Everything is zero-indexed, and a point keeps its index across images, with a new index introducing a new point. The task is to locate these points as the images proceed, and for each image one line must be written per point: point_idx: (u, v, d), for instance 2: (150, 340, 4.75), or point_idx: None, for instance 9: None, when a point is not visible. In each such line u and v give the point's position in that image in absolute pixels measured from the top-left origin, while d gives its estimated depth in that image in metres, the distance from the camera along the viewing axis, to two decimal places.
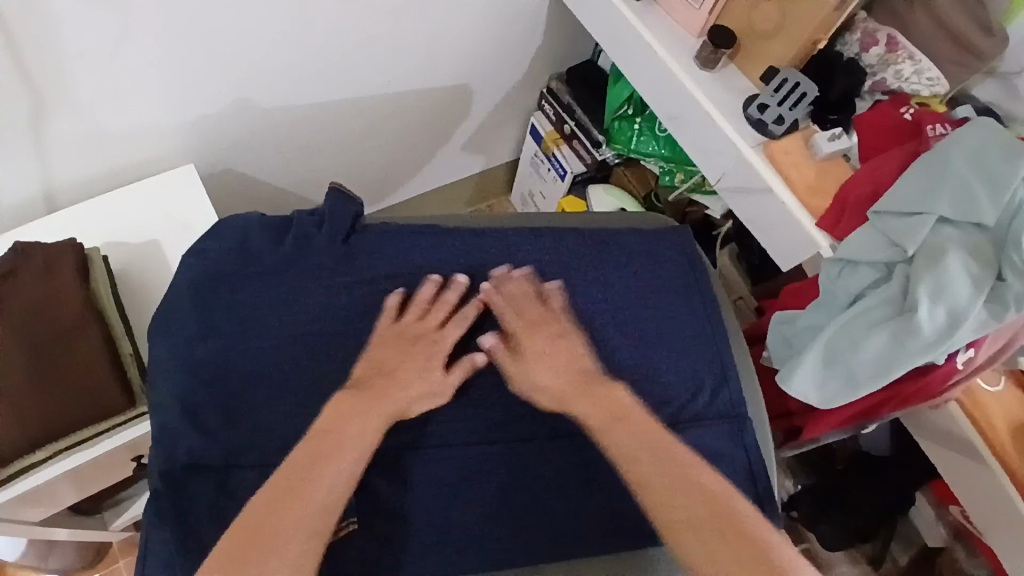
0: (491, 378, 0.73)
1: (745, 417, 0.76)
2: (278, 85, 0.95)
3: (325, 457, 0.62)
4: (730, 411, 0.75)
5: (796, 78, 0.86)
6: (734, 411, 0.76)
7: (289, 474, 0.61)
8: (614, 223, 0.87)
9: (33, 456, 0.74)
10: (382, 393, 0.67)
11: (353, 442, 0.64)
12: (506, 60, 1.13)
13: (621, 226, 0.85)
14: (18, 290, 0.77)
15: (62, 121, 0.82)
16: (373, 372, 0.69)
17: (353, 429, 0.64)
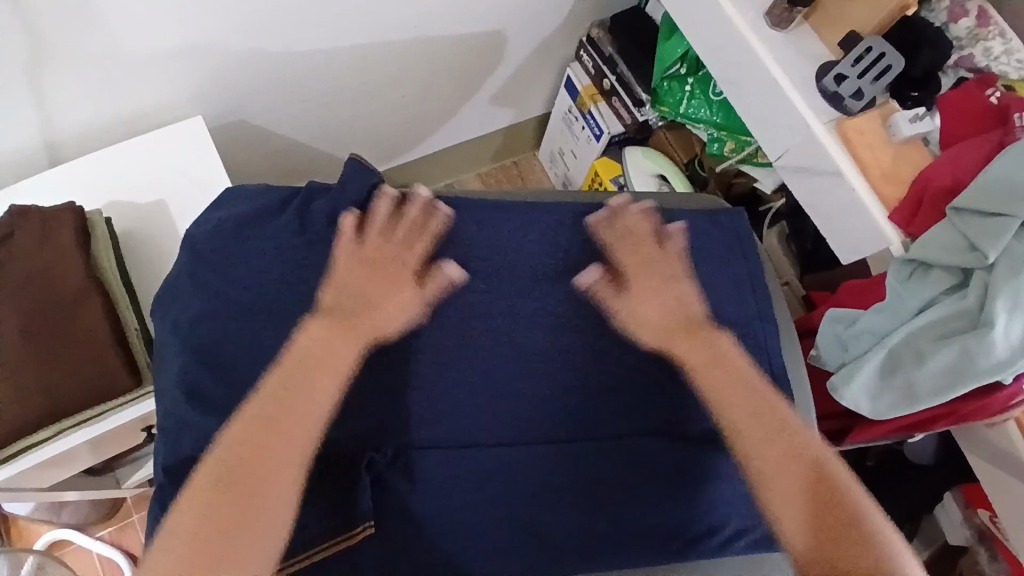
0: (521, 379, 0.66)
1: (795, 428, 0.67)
2: (293, 32, 0.85)
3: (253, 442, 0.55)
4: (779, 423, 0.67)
5: (881, 48, 0.75)
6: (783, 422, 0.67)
7: (228, 460, 0.54)
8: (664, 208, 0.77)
9: (36, 435, 0.69)
10: (338, 326, 0.61)
11: (319, 400, 0.58)
12: (547, 4, 1.01)
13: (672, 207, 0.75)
14: (17, 254, 0.71)
15: (57, 66, 0.73)
16: (348, 299, 0.63)
17: (319, 389, 0.58)
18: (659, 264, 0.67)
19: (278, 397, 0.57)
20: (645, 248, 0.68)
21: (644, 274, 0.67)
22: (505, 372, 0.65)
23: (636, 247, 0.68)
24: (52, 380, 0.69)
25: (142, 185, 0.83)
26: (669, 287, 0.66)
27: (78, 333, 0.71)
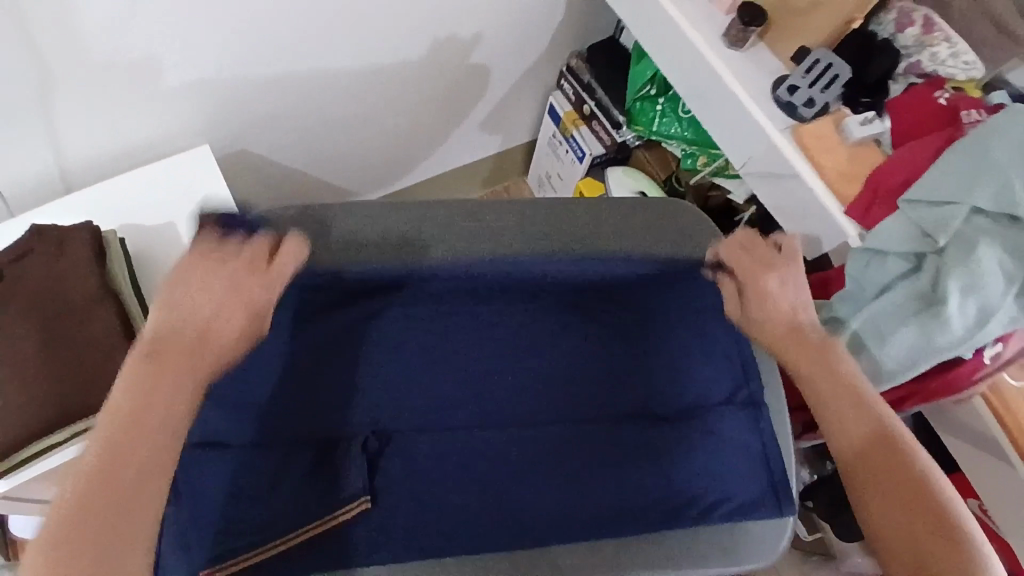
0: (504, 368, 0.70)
1: (762, 403, 0.72)
2: (291, 65, 0.93)
3: (106, 453, 0.50)
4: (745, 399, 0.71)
5: (829, 59, 0.83)
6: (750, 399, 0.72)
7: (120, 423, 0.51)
8: (623, 242, 0.77)
9: (52, 437, 0.72)
10: (171, 342, 0.56)
11: (174, 386, 0.54)
12: (524, 36, 1.10)
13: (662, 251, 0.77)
14: (31, 269, 0.76)
15: (73, 98, 0.80)
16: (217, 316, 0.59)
17: (177, 374, 0.55)
18: (769, 262, 0.68)
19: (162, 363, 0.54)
20: (757, 251, 0.69)
21: (759, 271, 0.68)
22: (488, 360, 0.69)
23: (753, 250, 0.69)
24: (68, 382, 0.74)
25: (150, 211, 0.89)
26: (779, 286, 0.67)
27: (92, 341, 0.75)
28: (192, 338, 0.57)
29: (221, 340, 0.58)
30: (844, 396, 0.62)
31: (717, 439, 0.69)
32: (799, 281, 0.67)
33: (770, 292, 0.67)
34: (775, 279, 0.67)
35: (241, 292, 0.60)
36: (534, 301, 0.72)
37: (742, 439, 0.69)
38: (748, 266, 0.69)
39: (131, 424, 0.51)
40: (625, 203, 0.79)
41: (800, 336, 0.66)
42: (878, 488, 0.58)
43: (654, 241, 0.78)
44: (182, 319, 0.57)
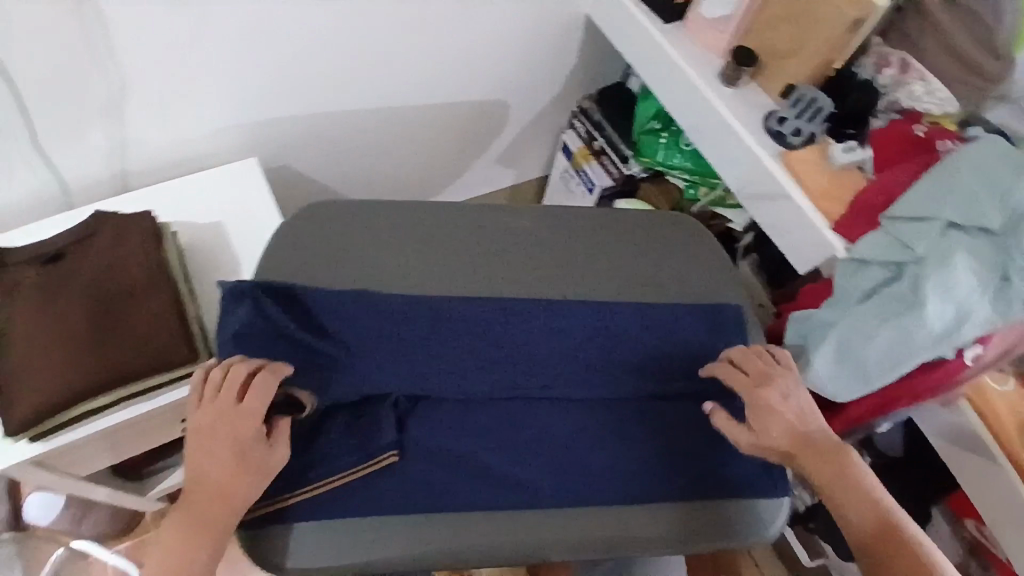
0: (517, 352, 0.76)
1: None
2: (334, 92, 1.04)
3: (173, 560, 0.59)
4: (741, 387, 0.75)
5: (812, 95, 0.93)
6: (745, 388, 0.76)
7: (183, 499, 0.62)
8: (639, 290, 0.80)
9: (101, 400, 0.80)
10: (194, 490, 0.62)
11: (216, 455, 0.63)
12: (539, 78, 1.21)
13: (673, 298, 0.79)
14: (96, 248, 0.84)
15: (140, 108, 0.91)
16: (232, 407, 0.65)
17: (216, 448, 0.63)
18: (769, 377, 0.71)
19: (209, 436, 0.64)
20: (752, 368, 0.72)
21: (760, 387, 0.70)
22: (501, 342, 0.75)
23: (747, 366, 0.72)
24: (120, 349, 0.80)
25: (201, 214, 0.98)
26: (781, 399, 0.69)
27: (144, 315, 0.82)
28: (210, 482, 0.62)
29: (246, 418, 0.64)
30: (857, 496, 0.64)
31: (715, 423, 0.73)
32: (797, 391, 0.70)
33: (774, 409, 0.69)
34: (776, 393, 0.70)
35: (228, 425, 0.64)
36: (548, 302, 0.77)
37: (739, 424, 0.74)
38: (747, 385, 0.70)
39: (178, 525, 0.60)
40: (630, 217, 0.85)
41: (809, 446, 0.67)
42: (887, 565, 0.61)
43: (664, 275, 0.81)
44: (206, 466, 0.63)
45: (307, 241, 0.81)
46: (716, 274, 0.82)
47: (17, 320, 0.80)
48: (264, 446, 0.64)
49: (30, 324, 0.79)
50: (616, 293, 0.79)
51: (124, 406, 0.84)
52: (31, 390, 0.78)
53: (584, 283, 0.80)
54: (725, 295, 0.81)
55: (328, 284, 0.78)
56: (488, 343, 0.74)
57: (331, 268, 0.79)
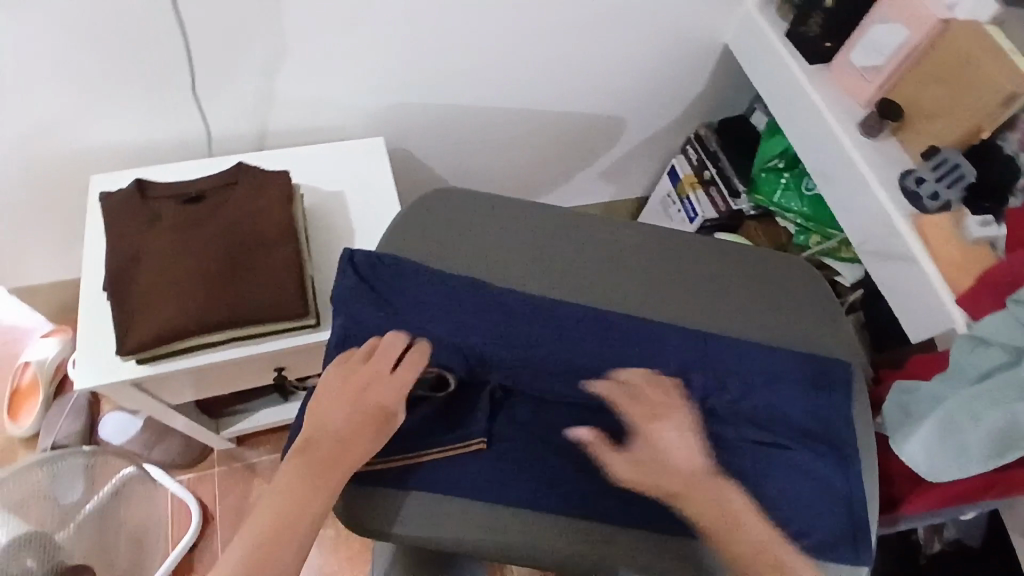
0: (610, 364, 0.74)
1: (851, 452, 0.71)
2: (468, 86, 1.06)
3: (286, 496, 0.60)
4: (835, 441, 0.71)
5: (957, 159, 0.86)
6: (839, 442, 0.71)
7: (305, 449, 0.64)
8: (751, 327, 0.78)
9: (212, 336, 0.84)
10: (315, 442, 0.64)
11: (344, 413, 0.66)
12: (663, 101, 1.21)
13: (783, 340, 0.77)
14: (235, 195, 0.89)
15: (291, 72, 0.95)
16: (367, 371, 0.69)
17: (342, 405, 0.67)
18: (655, 410, 0.69)
19: (340, 394, 0.68)
20: (646, 399, 0.70)
21: (654, 422, 0.68)
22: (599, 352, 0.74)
23: (645, 396, 0.70)
24: (239, 292, 0.84)
25: (326, 181, 1.03)
26: (671, 434, 0.68)
27: (268, 264, 0.86)
28: (333, 437, 0.65)
29: (378, 384, 0.68)
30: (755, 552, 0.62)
31: (801, 472, 0.69)
32: (695, 431, 0.69)
33: (672, 448, 0.67)
34: (675, 432, 0.68)
35: (372, 389, 0.68)
36: (657, 323, 0.77)
37: (828, 479, 0.69)
38: (641, 419, 0.69)
39: (294, 476, 0.61)
40: (749, 253, 0.83)
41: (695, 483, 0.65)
42: None
43: (778, 317, 0.79)
44: (333, 415, 0.67)
45: (423, 222, 0.84)
46: (832, 323, 0.79)
47: (150, 249, 0.85)
48: (388, 414, 0.67)
49: (162, 254, 0.84)
50: (723, 325, 0.78)
51: (232, 346, 0.88)
52: (152, 315, 0.82)
53: (692, 311, 0.79)
54: (834, 348, 0.78)
55: (445, 266, 0.81)
56: (590, 353, 0.74)
57: (450, 252, 0.82)
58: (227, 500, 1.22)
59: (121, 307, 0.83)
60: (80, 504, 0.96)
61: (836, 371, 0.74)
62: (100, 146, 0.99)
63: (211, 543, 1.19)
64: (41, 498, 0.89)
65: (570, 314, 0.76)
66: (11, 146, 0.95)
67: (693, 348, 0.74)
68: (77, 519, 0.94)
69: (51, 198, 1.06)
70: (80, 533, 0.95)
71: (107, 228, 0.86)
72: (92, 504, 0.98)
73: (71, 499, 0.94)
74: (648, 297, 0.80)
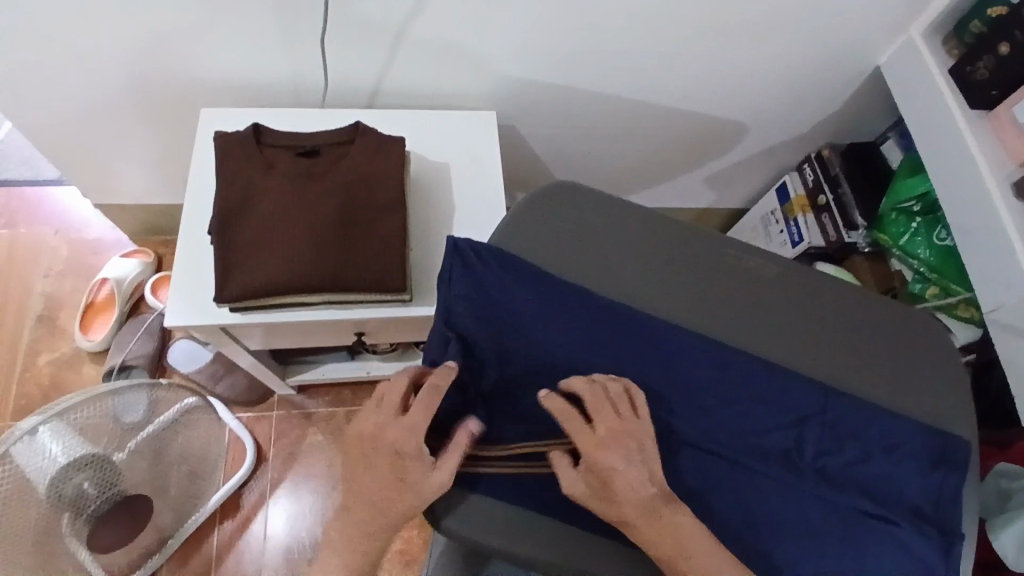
0: (722, 406, 0.71)
1: (958, 540, 0.65)
2: (592, 72, 1.02)
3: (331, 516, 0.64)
4: (940, 525, 0.66)
5: None
6: (945, 527, 0.66)
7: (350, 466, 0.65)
8: (870, 386, 0.75)
9: (310, 297, 0.83)
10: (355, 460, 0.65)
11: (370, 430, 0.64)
12: (783, 118, 1.15)
13: (903, 411, 0.73)
14: (352, 155, 0.87)
15: (420, 34, 0.93)
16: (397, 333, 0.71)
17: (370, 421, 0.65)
18: (621, 435, 0.61)
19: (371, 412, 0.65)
20: (606, 417, 0.62)
21: (603, 442, 0.60)
22: (709, 388, 0.72)
23: (611, 412, 0.63)
24: (346, 257, 0.82)
25: (435, 150, 0.99)
26: (624, 464, 0.59)
27: (376, 234, 0.84)
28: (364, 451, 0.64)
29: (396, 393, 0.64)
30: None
31: (903, 555, 0.64)
32: (642, 459, 0.61)
33: (616, 471, 0.59)
34: (637, 467, 0.60)
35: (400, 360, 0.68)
36: (771, 367, 0.74)
37: (929, 564, 0.64)
38: (587, 439, 0.60)
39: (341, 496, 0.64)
40: (877, 308, 0.79)
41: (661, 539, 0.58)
42: None
43: (900, 382, 0.75)
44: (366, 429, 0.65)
45: (540, 222, 0.80)
46: (957, 399, 0.74)
47: (262, 198, 0.84)
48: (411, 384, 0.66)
49: (272, 205, 0.83)
50: (840, 382, 0.75)
51: (325, 309, 0.86)
52: (256, 266, 0.81)
53: (809, 363, 0.75)
54: (955, 425, 0.73)
55: (560, 272, 0.78)
56: (698, 388, 0.71)
57: (570, 257, 0.79)
58: (281, 443, 1.24)
59: (224, 254, 0.82)
60: (140, 427, 0.94)
61: (953, 455, 0.70)
62: (217, 78, 0.98)
63: (260, 483, 1.22)
64: (102, 420, 0.88)
65: (682, 343, 0.73)
66: (135, 67, 0.95)
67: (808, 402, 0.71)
68: (135, 444, 0.92)
69: (162, 121, 1.07)
70: (136, 458, 0.93)
71: (221, 171, 0.85)
72: (151, 429, 0.95)
73: (134, 417, 0.92)
74: (764, 340, 0.76)
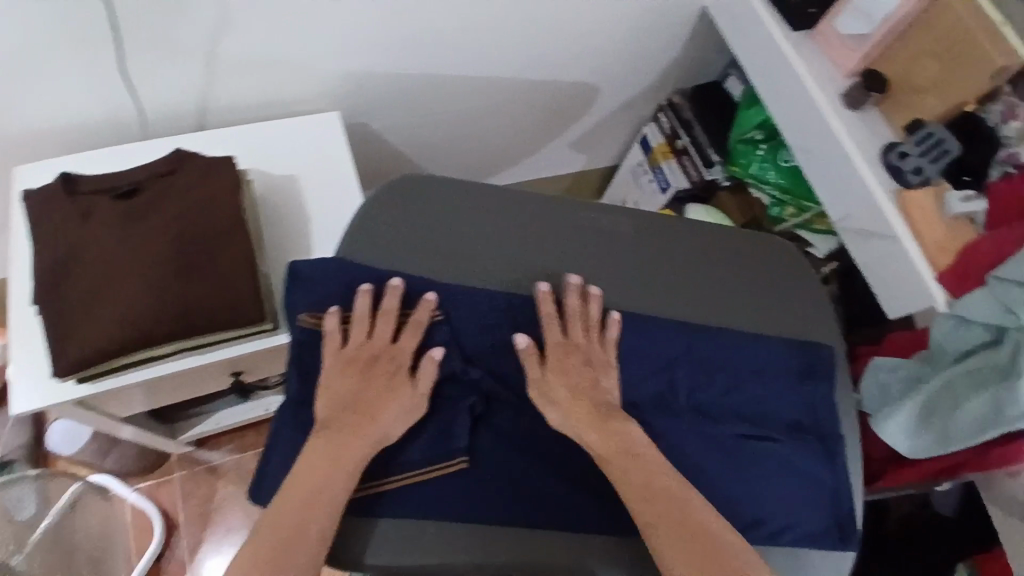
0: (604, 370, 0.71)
1: (838, 446, 0.69)
2: (430, 53, 0.98)
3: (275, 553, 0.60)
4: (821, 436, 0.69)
5: (942, 133, 0.84)
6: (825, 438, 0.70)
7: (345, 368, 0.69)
8: (740, 313, 0.76)
9: (161, 349, 0.76)
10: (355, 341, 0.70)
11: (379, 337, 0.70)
12: (633, 69, 1.15)
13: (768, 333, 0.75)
14: (176, 183, 0.80)
15: (237, 41, 0.86)
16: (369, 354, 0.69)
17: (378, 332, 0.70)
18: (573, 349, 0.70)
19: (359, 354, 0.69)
20: (574, 329, 0.71)
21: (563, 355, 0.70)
22: (588, 353, 0.71)
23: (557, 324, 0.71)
24: (190, 294, 0.76)
25: (279, 158, 0.93)
26: (590, 370, 0.70)
27: (216, 264, 0.78)
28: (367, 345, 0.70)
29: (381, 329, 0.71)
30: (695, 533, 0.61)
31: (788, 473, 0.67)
32: (599, 370, 0.70)
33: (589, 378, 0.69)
34: (605, 377, 0.70)
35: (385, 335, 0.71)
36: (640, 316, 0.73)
37: (814, 474, 0.68)
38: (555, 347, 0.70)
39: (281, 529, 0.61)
40: (734, 237, 0.81)
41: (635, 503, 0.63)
42: None
43: (768, 306, 0.77)
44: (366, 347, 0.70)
45: (389, 220, 0.77)
46: (820, 311, 0.78)
47: (85, 248, 0.76)
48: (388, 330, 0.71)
49: (99, 256, 0.76)
50: (708, 319, 0.75)
51: (183, 356, 0.80)
52: (91, 323, 0.74)
53: (678, 306, 0.76)
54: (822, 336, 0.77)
55: (416, 267, 0.75)
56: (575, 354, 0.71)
57: (421, 249, 0.76)
58: (191, 504, 1.16)
59: (55, 318, 0.75)
60: (34, 523, 0.95)
61: (822, 367, 0.73)
62: (15, 126, 0.88)
63: (178, 551, 1.14)
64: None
65: (553, 319, 0.72)
66: None
67: (703, 337, 0.71)
68: (32, 540, 0.93)
69: None
70: (38, 554, 0.93)
71: (38, 228, 0.78)
72: (48, 521, 0.96)
73: (28, 514, 0.95)
74: (633, 293, 0.76)
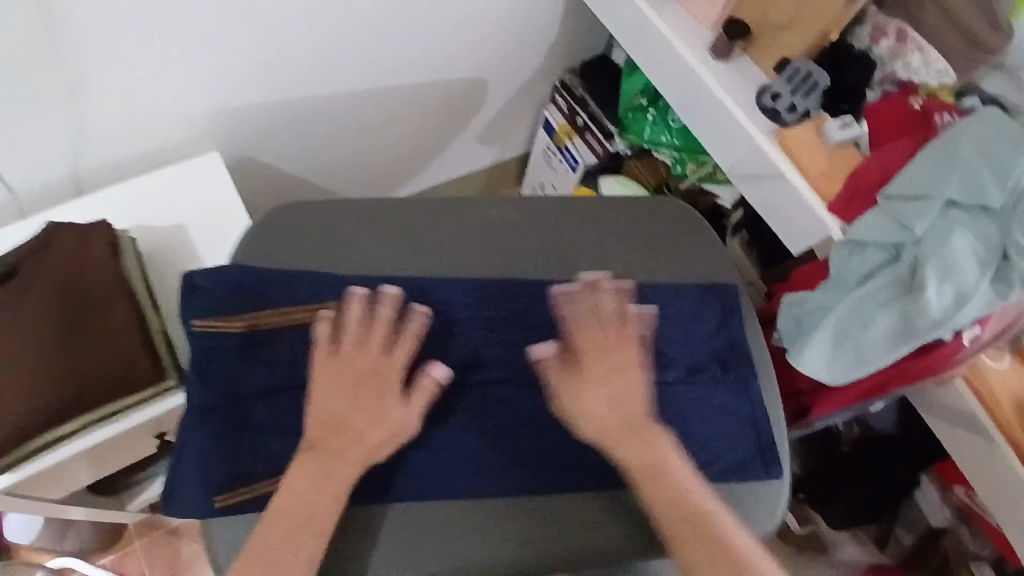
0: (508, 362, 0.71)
1: (751, 375, 0.73)
2: (299, 75, 0.97)
3: None
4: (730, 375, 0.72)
5: (808, 68, 0.85)
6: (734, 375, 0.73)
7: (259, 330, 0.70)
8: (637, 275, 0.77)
9: (63, 428, 0.75)
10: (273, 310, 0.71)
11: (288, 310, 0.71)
12: (515, 55, 1.15)
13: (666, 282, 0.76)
14: (50, 258, 0.79)
15: (91, 104, 0.84)
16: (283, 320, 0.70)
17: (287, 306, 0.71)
18: (611, 344, 0.67)
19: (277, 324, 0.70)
20: (606, 327, 0.67)
21: (613, 353, 0.66)
22: (489, 350, 0.71)
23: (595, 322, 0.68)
24: (82, 368, 0.75)
25: (163, 209, 0.91)
26: (628, 364, 0.66)
27: (106, 332, 0.77)
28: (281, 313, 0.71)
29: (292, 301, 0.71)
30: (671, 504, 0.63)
31: (701, 416, 0.70)
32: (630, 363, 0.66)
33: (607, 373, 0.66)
34: (632, 376, 0.66)
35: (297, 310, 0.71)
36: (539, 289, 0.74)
37: (730, 408, 0.71)
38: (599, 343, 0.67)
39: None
40: (618, 202, 0.82)
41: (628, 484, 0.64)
42: None
43: (660, 262, 0.79)
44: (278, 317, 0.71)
45: (275, 246, 0.77)
46: (711, 259, 0.80)
47: None
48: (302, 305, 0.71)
49: None
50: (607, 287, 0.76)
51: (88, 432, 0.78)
52: None
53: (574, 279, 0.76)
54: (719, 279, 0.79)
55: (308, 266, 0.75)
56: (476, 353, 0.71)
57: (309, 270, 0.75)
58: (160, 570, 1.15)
59: None
60: None
61: (722, 313, 0.75)
62: None
63: None
64: None
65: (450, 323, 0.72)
66: None
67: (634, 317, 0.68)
68: None
69: None
70: None
71: None
72: None
73: None
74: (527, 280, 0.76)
